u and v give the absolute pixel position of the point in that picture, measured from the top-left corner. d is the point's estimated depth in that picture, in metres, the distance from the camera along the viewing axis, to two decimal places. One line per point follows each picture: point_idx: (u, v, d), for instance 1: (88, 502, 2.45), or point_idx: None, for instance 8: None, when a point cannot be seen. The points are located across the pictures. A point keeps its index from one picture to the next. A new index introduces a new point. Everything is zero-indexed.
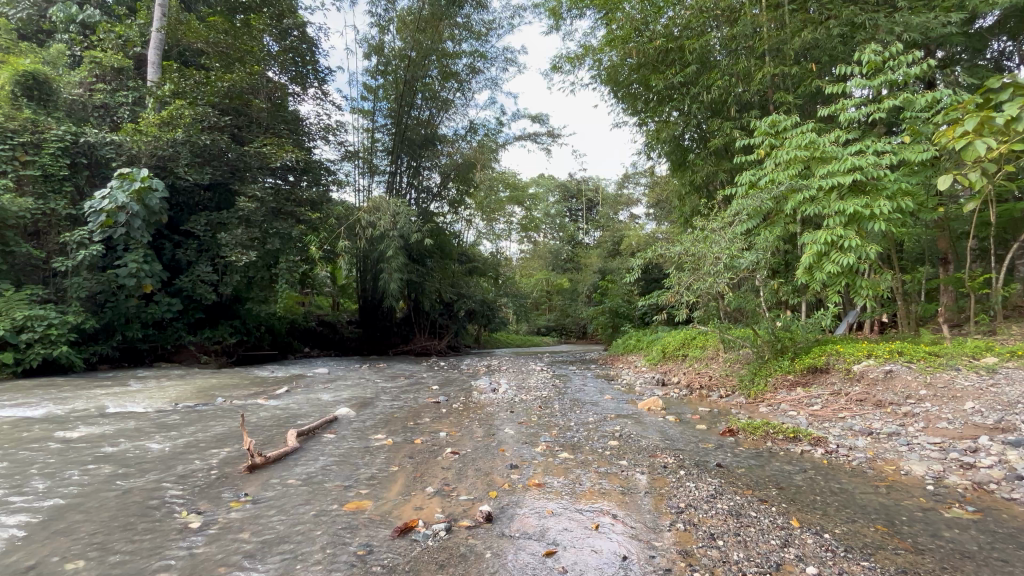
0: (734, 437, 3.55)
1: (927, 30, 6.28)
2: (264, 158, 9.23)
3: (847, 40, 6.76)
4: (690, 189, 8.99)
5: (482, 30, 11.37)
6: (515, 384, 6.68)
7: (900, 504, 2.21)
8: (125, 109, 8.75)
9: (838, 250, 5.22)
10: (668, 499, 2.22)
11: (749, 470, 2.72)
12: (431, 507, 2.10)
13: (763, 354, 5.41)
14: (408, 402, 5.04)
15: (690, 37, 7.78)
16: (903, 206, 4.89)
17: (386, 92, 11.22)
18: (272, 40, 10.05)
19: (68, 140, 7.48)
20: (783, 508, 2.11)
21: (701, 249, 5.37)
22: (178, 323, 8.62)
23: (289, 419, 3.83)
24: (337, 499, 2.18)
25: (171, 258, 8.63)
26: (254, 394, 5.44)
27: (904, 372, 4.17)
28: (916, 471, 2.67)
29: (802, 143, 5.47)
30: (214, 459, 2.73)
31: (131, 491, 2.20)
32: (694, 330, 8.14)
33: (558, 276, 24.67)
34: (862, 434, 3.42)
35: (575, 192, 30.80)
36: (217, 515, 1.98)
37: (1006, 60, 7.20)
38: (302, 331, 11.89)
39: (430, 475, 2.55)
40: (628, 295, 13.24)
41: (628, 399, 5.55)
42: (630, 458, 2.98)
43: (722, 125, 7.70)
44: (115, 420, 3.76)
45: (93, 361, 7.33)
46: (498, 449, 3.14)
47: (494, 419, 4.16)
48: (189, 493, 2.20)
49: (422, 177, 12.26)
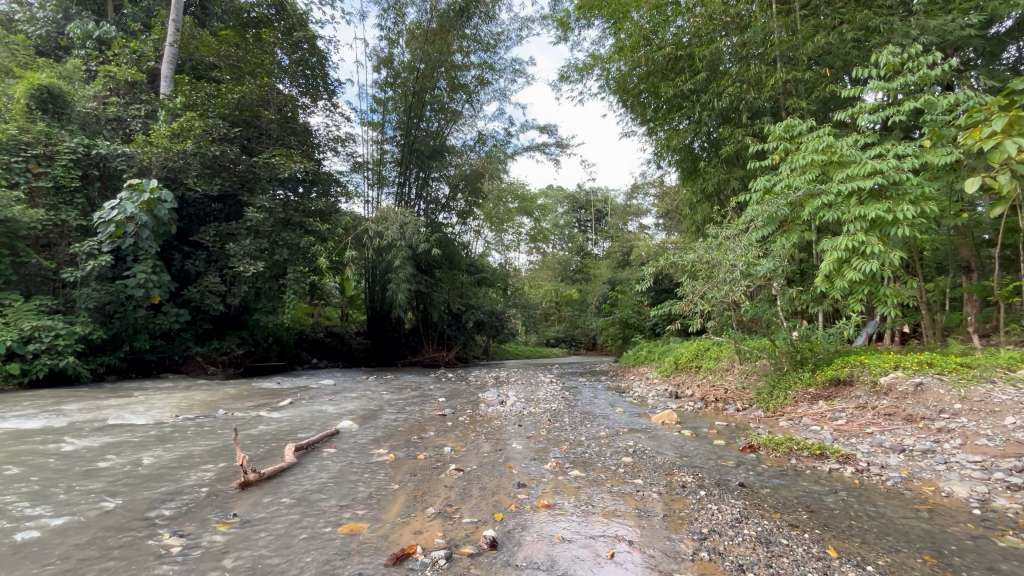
0: (755, 453, 3.36)
1: (944, 33, 6.10)
2: (273, 169, 9.17)
3: (862, 44, 6.62)
4: (702, 198, 8.85)
5: (490, 42, 11.41)
6: (524, 396, 6.52)
7: (947, 531, 2.01)
8: (137, 122, 8.79)
9: (860, 256, 5.01)
10: (689, 523, 2.04)
11: (774, 490, 2.52)
12: (431, 531, 1.94)
13: (782, 366, 5.20)
14: (413, 415, 4.89)
15: (699, 45, 7.67)
16: (928, 210, 4.69)
17: (395, 104, 11.24)
18: (283, 53, 10.12)
19: (81, 152, 7.54)
20: (816, 536, 1.92)
21: (715, 257, 5.19)
22: (186, 334, 8.59)
23: (289, 433, 3.69)
24: (331, 521, 2.03)
25: (180, 268, 8.63)
26: (256, 406, 5.33)
27: (936, 386, 3.94)
28: (958, 493, 2.46)
29: (819, 147, 5.31)
30: (207, 475, 2.60)
31: (114, 511, 2.08)
32: (707, 341, 7.92)
33: (567, 287, 24.49)
34: (892, 451, 3.21)
35: (584, 203, 30.60)
36: (202, 538, 1.85)
37: None
38: (310, 342, 11.83)
39: (432, 495, 2.39)
40: (638, 305, 13.05)
41: (640, 412, 5.36)
42: (645, 477, 2.79)
43: (733, 133, 7.58)
44: (112, 432, 3.65)
45: (100, 372, 7.30)
46: (505, 466, 2.97)
47: (501, 433, 4.00)
48: (176, 514, 2.07)
49: (431, 188, 12.29)
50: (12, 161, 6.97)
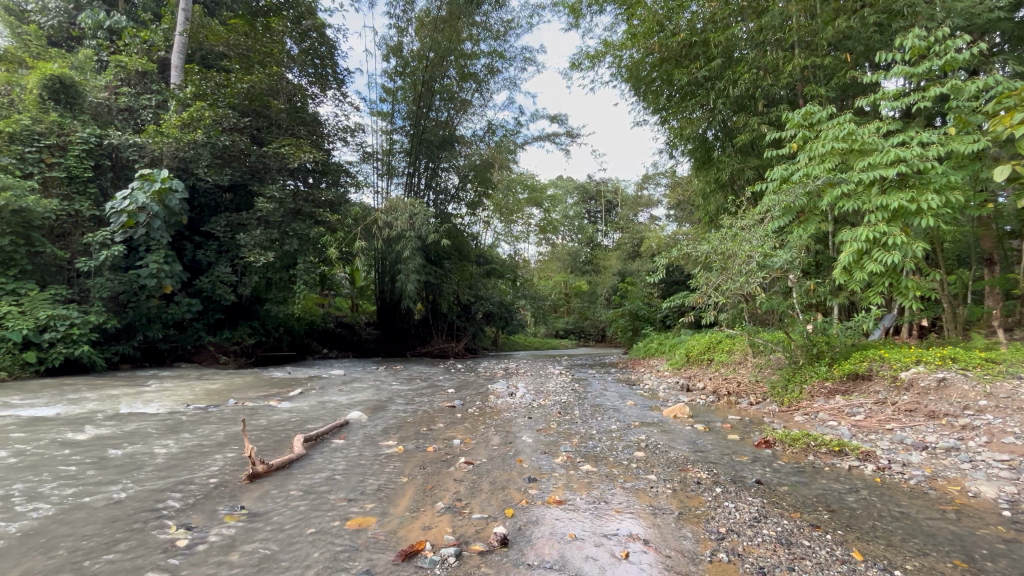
0: (771, 449, 3.29)
1: (971, 15, 5.85)
2: (283, 159, 9.16)
3: (884, 29, 6.40)
4: (715, 187, 8.66)
5: (500, 29, 11.24)
6: (534, 388, 6.47)
7: (976, 534, 1.93)
8: (148, 111, 8.78)
9: (881, 248, 4.85)
10: (705, 522, 1.99)
11: (793, 488, 2.45)
12: (440, 527, 1.90)
13: (797, 360, 5.09)
14: (422, 406, 4.87)
15: (714, 30, 7.47)
16: (954, 199, 4.51)
17: (404, 93, 11.16)
18: (292, 42, 10.07)
19: (93, 143, 7.58)
20: (839, 537, 1.86)
21: (730, 248, 5.07)
22: (199, 324, 8.65)
23: (299, 423, 3.69)
24: (339, 515, 2.00)
25: (192, 259, 8.66)
26: (267, 396, 5.35)
27: (960, 381, 3.82)
28: (987, 494, 2.37)
29: (839, 135, 5.14)
30: (216, 466, 2.59)
31: (122, 502, 2.06)
32: (720, 333, 7.82)
33: (576, 278, 24.39)
34: (914, 449, 3.12)
35: (594, 194, 30.27)
36: (209, 531, 1.82)
37: None
38: (320, 332, 11.90)
39: (442, 489, 2.35)
40: (648, 297, 12.92)
41: (652, 405, 5.29)
42: (659, 472, 2.73)
43: (748, 121, 7.40)
44: (123, 421, 3.66)
45: (115, 361, 7.39)
46: (516, 460, 2.93)
47: (511, 426, 3.95)
48: (185, 505, 2.06)
49: (439, 178, 12.19)
50: (26, 151, 7.01)
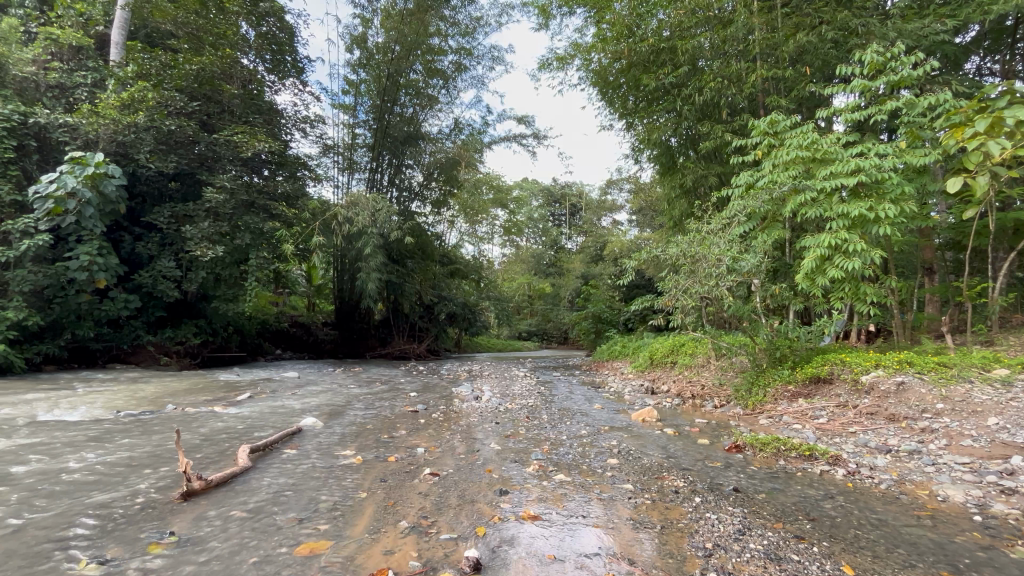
0: (742, 453, 3.26)
1: (919, 37, 6.23)
2: (235, 147, 8.57)
3: (841, 45, 6.66)
4: (679, 193, 8.77)
5: (469, 26, 10.99)
6: (499, 391, 6.29)
7: (955, 541, 1.91)
8: (82, 90, 8.01)
9: (842, 254, 4.98)
10: (690, 536, 1.87)
11: (770, 496, 2.39)
12: (404, 551, 1.69)
13: (761, 363, 5.15)
14: (383, 411, 4.61)
15: (681, 38, 7.54)
16: (909, 209, 4.68)
17: (368, 86, 10.77)
18: (248, 26, 9.46)
19: (16, 121, 6.79)
20: (826, 549, 1.79)
21: (700, 250, 5.02)
22: (136, 321, 7.96)
23: (245, 432, 3.36)
24: (288, 539, 1.76)
25: (130, 251, 7.96)
26: (210, 401, 4.90)
27: (918, 385, 3.94)
28: (955, 497, 2.38)
29: (802, 143, 5.25)
30: (146, 484, 2.28)
31: (23, 530, 1.75)
32: (683, 336, 7.89)
33: (539, 282, 24.47)
34: (878, 452, 3.16)
35: (559, 197, 30.55)
36: (128, 565, 1.54)
37: (977, 75, 7.40)
38: (273, 332, 11.28)
39: (405, 505, 2.14)
40: (611, 300, 13.02)
41: (618, 409, 5.22)
42: (635, 481, 2.61)
43: (712, 129, 7.50)
44: (38, 431, 3.21)
45: (37, 362, 6.68)
46: (484, 470, 2.74)
47: (477, 432, 3.76)
48: (101, 533, 1.76)
49: (403, 175, 11.80)
50: None
